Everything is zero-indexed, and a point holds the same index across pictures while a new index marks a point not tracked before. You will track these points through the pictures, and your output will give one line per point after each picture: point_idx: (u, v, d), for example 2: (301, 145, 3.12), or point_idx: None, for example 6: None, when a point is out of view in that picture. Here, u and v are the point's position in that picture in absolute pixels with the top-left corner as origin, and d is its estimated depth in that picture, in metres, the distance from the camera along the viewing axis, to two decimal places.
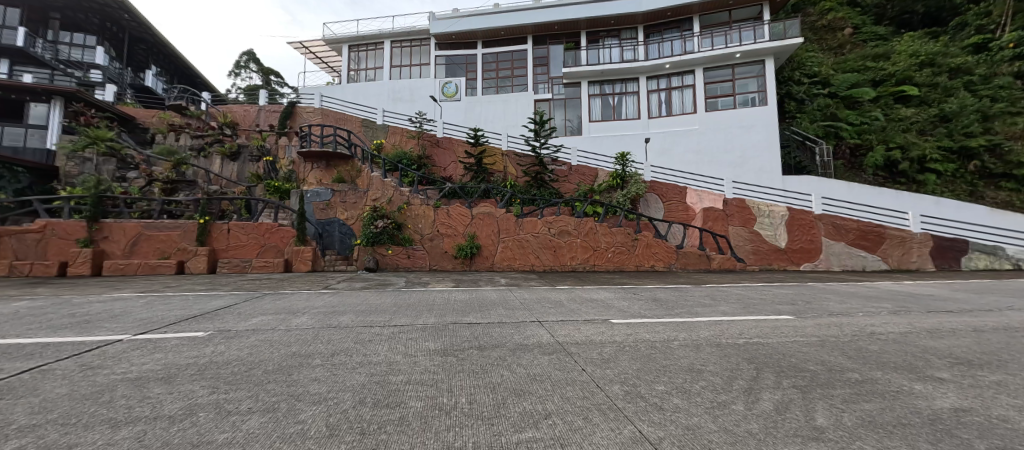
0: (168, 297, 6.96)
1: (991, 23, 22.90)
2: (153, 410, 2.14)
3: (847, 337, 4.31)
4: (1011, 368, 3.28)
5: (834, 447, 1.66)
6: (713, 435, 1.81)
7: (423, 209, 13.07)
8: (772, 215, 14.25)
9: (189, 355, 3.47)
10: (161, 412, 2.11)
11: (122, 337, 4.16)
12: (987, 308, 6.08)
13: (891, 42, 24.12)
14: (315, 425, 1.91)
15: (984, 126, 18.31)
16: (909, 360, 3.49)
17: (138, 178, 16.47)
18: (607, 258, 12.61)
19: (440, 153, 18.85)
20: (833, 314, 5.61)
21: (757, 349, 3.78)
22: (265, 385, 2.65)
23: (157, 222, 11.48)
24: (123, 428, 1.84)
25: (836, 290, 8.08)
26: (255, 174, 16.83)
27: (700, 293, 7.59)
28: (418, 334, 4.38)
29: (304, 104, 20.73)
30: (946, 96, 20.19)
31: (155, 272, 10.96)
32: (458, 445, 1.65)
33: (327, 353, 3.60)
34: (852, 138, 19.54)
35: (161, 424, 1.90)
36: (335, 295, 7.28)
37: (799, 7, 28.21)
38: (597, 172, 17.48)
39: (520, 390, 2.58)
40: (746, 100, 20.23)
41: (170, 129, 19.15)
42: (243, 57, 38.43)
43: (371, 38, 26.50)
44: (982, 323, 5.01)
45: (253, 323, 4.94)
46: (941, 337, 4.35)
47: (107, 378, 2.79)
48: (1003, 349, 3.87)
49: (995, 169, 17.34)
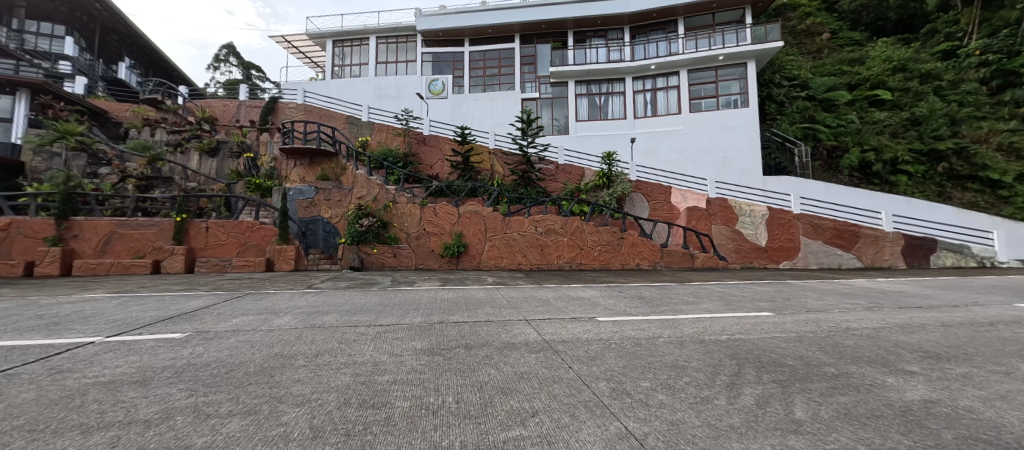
0: (144, 297, 6.74)
1: (959, 31, 23.75)
2: (128, 414, 2.07)
3: (824, 333, 4.45)
4: (978, 361, 3.44)
5: (814, 440, 1.72)
6: (696, 430, 1.85)
7: (409, 207, 12.92)
8: (752, 214, 14.54)
9: (166, 357, 3.36)
10: (137, 417, 2.04)
11: (94, 339, 4.00)
12: (954, 304, 6.32)
13: (866, 47, 24.89)
14: (299, 427, 1.88)
15: (952, 130, 19.14)
16: (883, 354, 3.62)
17: (111, 174, 15.88)
18: (593, 257, 12.74)
19: (426, 151, 18.66)
20: (811, 310, 5.76)
21: (739, 345, 3.87)
22: (246, 387, 2.59)
23: (131, 220, 11.06)
24: (95, 434, 1.77)
25: (814, 287, 8.32)
26: (235, 171, 16.45)
27: (684, 291, 7.74)
28: (404, 333, 4.34)
29: (287, 100, 20.35)
30: (917, 100, 20.94)
31: (129, 272, 10.58)
32: (446, 444, 1.64)
33: (311, 353, 3.55)
34: (829, 140, 20.15)
35: (136, 428, 1.85)
36: (320, 295, 7.11)
37: (779, 11, 28.82)
38: (584, 171, 17.55)
39: (507, 388, 2.60)
40: (729, 101, 20.65)
41: (144, 124, 18.40)
42: (222, 50, 37.16)
43: (354, 33, 25.95)
44: (949, 318, 5.23)
45: (234, 323, 4.83)
46: (912, 331, 4.54)
47: (77, 382, 2.68)
48: (968, 343, 4.04)
49: (962, 170, 18.05)
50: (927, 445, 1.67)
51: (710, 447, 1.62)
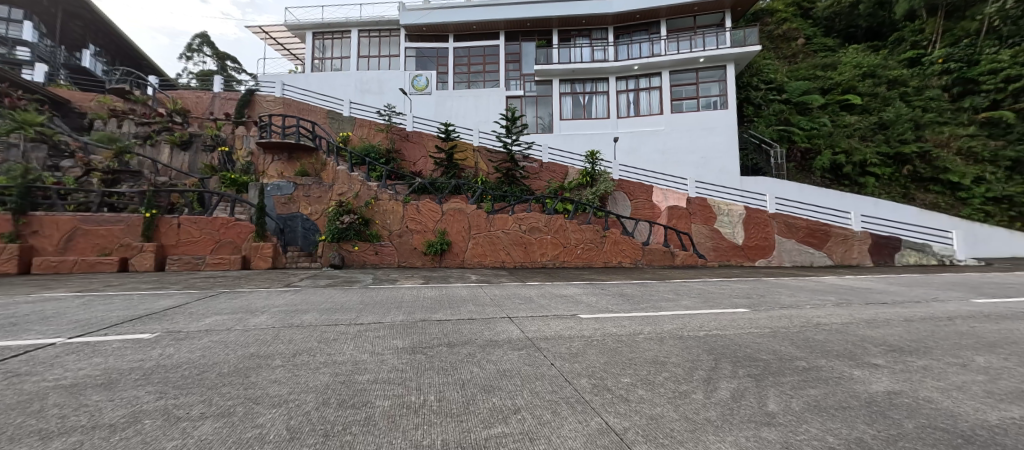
0: (109, 296, 6.43)
1: (924, 40, 24.96)
2: (92, 418, 1.98)
3: (796, 328, 4.62)
4: (937, 353, 3.64)
5: (783, 431, 1.79)
6: (674, 424, 1.89)
7: (391, 204, 12.74)
8: (730, 214, 14.92)
9: (133, 359, 3.22)
10: (101, 421, 1.95)
11: (55, 340, 3.80)
12: (914, 300, 6.67)
13: (838, 53, 25.87)
14: (275, 429, 1.84)
15: (916, 134, 20.07)
16: (850, 348, 3.78)
17: (74, 167, 15.02)
18: (576, 255, 12.85)
19: (409, 147, 18.38)
20: (784, 306, 5.96)
21: (716, 341, 3.96)
22: (220, 389, 2.51)
23: (95, 215, 10.56)
24: (55, 440, 1.68)
25: (787, 284, 8.62)
26: (209, 165, 16.01)
27: (664, 288, 7.91)
28: (385, 332, 4.27)
29: (264, 92, 19.71)
30: (885, 104, 21.86)
31: (95, 270, 10.08)
32: (427, 443, 1.63)
33: (289, 353, 3.45)
34: (804, 142, 20.82)
35: (100, 433, 1.77)
36: (298, 293, 6.94)
37: (758, 16, 29.64)
38: (567, 169, 17.66)
39: (489, 386, 2.60)
40: (709, 103, 21.11)
41: (110, 115, 17.63)
42: (195, 39, 35.74)
43: (335, 25, 25.41)
44: (911, 313, 5.51)
45: (207, 323, 4.66)
46: (877, 326, 4.76)
47: (36, 386, 2.55)
48: (929, 337, 4.26)
49: (925, 173, 19.03)
50: (890, 434, 1.75)
51: (688, 440, 1.66)
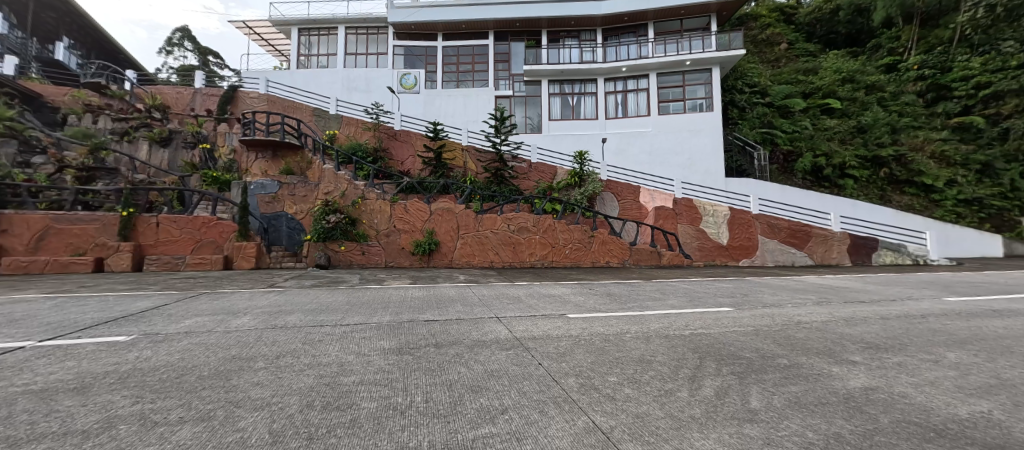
0: (84, 298, 6.22)
1: (900, 46, 25.81)
2: (63, 425, 1.90)
3: (778, 326, 4.73)
4: (910, 350, 3.76)
5: (764, 427, 1.83)
6: (659, 422, 1.92)
7: (379, 204, 12.62)
8: (716, 214, 15.19)
9: (108, 362, 3.11)
10: (73, 427, 1.88)
11: (25, 344, 3.66)
12: (889, 298, 6.89)
13: (819, 58, 26.58)
14: (257, 433, 1.80)
15: (893, 138, 20.73)
16: (829, 345, 3.89)
17: (47, 164, 14.34)
18: (565, 255, 12.92)
19: (397, 146, 18.21)
20: (766, 305, 6.09)
21: (700, 340, 4.03)
22: (199, 392, 2.45)
23: (69, 214, 10.18)
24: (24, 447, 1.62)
25: (770, 283, 8.81)
26: (189, 163, 15.62)
27: (651, 288, 8.01)
28: (371, 332, 4.22)
29: (248, 89, 19.25)
30: (863, 109, 22.57)
31: (68, 271, 9.73)
32: (412, 445, 1.62)
33: (272, 355, 3.38)
34: (786, 145, 21.37)
35: (72, 440, 1.70)
36: (283, 294, 6.81)
37: (743, 20, 30.24)
38: (556, 170, 17.75)
39: (476, 386, 2.59)
40: (695, 105, 21.43)
41: (85, 110, 17.10)
42: (176, 33, 34.72)
43: (321, 22, 25.03)
44: (887, 311, 5.69)
45: (187, 324, 4.53)
46: (855, 324, 4.91)
47: (4, 392, 2.45)
48: (903, 334, 4.41)
49: (901, 175, 19.69)
50: (866, 429, 1.81)
51: (672, 437, 1.69)
